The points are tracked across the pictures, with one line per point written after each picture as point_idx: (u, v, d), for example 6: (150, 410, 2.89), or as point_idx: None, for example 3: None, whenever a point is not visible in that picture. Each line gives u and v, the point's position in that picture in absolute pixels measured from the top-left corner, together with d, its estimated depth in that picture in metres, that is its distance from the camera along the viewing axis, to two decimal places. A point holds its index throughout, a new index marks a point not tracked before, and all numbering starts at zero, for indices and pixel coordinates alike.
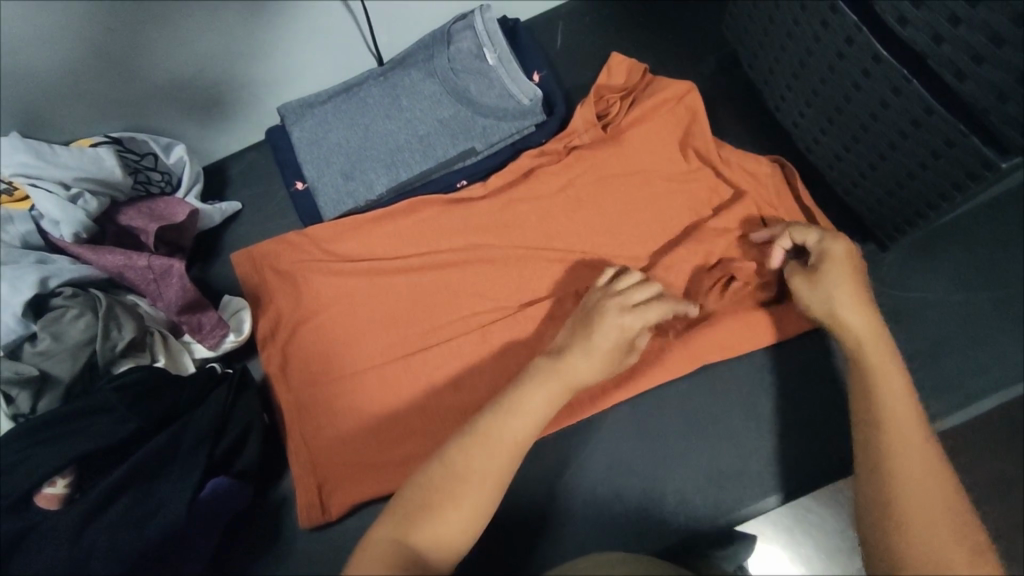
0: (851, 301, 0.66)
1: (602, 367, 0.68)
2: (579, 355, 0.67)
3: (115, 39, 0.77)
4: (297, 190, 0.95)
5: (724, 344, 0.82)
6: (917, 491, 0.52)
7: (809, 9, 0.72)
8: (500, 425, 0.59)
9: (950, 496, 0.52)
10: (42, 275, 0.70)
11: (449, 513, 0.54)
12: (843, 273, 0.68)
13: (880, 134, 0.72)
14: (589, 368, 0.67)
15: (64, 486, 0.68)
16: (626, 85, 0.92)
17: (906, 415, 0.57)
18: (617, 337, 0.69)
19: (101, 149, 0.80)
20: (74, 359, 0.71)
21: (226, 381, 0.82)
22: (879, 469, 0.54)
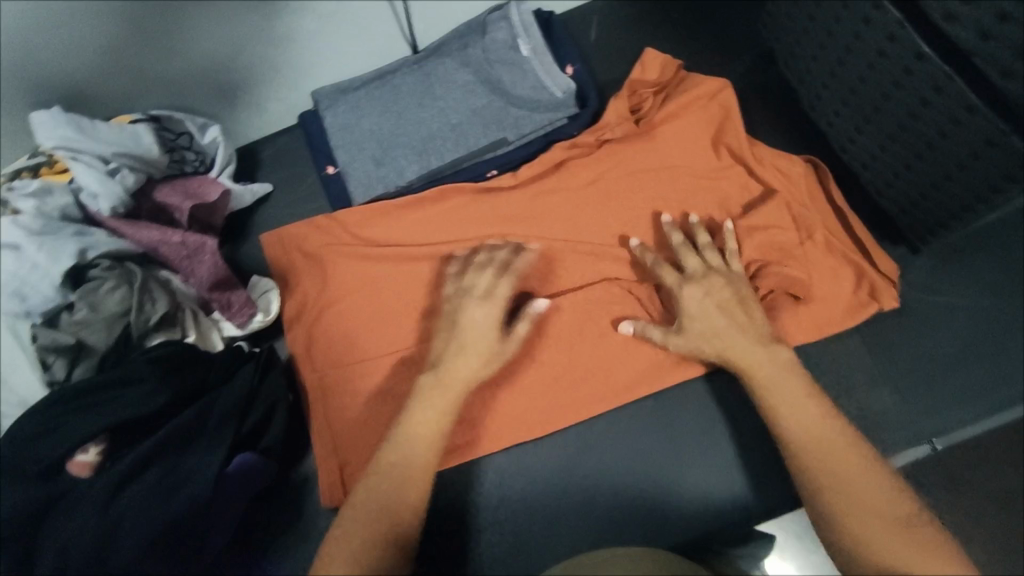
0: (723, 331, 0.73)
1: (484, 365, 0.73)
2: (453, 361, 0.72)
3: (153, 13, 0.78)
4: (327, 174, 0.95)
5: None
6: (841, 469, 0.61)
7: (851, 6, 0.72)
8: (393, 449, 0.67)
9: (867, 475, 0.60)
10: (81, 246, 0.72)
11: (394, 523, 0.63)
12: (710, 316, 0.74)
13: (918, 133, 0.72)
14: (463, 364, 0.72)
15: (95, 454, 0.70)
16: (659, 81, 0.92)
17: (809, 408, 0.66)
18: (482, 333, 0.74)
19: (139, 126, 0.82)
20: (109, 330, 0.72)
21: (254, 359, 0.83)
22: (813, 480, 0.61)
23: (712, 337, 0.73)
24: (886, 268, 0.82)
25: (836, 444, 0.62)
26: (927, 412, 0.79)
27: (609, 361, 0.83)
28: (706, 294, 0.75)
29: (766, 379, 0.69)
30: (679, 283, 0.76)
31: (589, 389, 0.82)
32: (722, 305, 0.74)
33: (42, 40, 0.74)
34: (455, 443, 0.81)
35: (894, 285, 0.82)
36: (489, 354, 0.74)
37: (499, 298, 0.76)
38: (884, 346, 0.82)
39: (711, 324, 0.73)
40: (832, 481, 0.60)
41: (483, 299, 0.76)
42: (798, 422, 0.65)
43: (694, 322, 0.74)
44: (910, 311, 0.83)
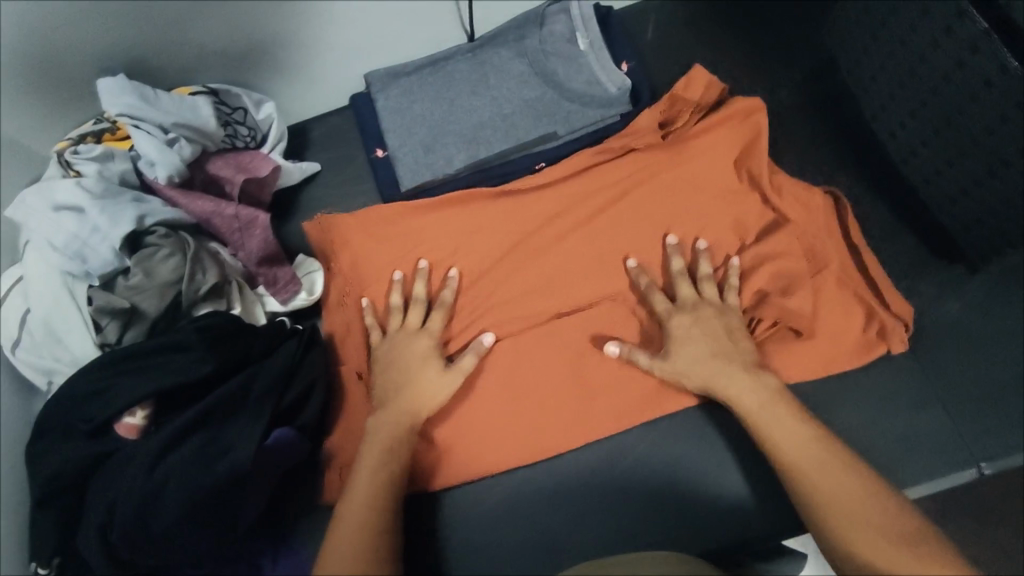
0: (709, 355, 0.74)
1: (429, 396, 0.76)
2: (397, 392, 0.76)
3: None
4: (377, 157, 0.96)
5: None
6: (833, 489, 0.61)
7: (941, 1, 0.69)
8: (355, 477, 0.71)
9: (861, 492, 0.61)
10: (139, 213, 0.73)
11: (364, 540, 0.64)
12: (695, 345, 0.75)
13: (990, 151, 0.70)
14: (406, 395, 0.76)
15: (141, 418, 0.71)
16: (700, 100, 0.88)
17: (795, 429, 0.67)
18: (421, 364, 0.78)
19: (199, 99, 0.84)
20: (161, 297, 0.73)
21: (296, 336, 0.84)
22: (807, 503, 0.62)
23: (698, 363, 0.74)
24: (900, 312, 0.78)
25: (825, 464, 0.63)
26: (982, 435, 0.74)
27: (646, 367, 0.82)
28: (695, 323, 0.76)
29: (749, 403, 0.70)
30: (668, 312, 0.77)
31: (627, 394, 0.81)
32: (709, 331, 0.75)
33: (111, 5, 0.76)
34: (486, 433, 0.81)
35: (908, 330, 0.78)
36: (432, 385, 0.77)
37: (435, 327, 0.81)
38: (936, 369, 0.77)
39: (697, 349, 0.75)
40: (824, 503, 0.61)
41: (416, 332, 0.81)
42: (790, 444, 0.65)
43: (681, 352, 0.75)
44: (964, 332, 0.78)
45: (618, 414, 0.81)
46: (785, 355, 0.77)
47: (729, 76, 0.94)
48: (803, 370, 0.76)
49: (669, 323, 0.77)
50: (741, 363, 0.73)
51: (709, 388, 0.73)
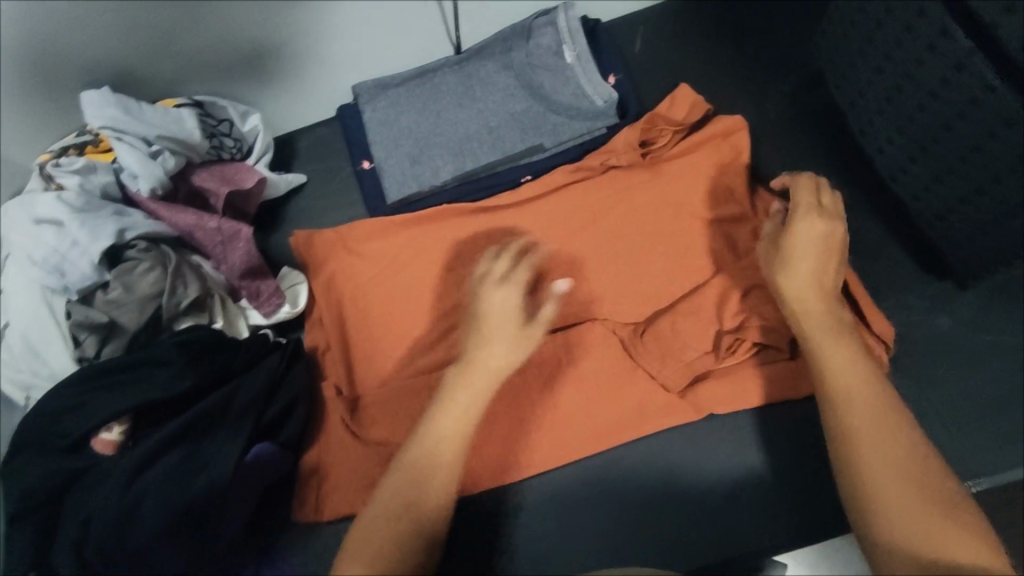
0: (811, 276, 0.69)
1: (511, 350, 0.69)
2: (486, 346, 0.70)
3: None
4: (363, 169, 0.95)
5: (728, 400, 0.79)
6: (882, 437, 0.56)
7: (926, 17, 0.67)
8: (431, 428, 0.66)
9: (912, 452, 0.55)
10: (119, 227, 0.73)
11: (426, 508, 0.62)
12: (814, 259, 0.70)
13: (978, 168, 0.69)
14: (493, 352, 0.69)
15: (118, 434, 0.70)
16: (682, 120, 0.89)
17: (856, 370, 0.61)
18: (502, 321, 0.71)
19: (184, 111, 0.84)
20: (141, 311, 0.72)
21: (279, 350, 0.83)
22: (850, 443, 0.56)
23: (807, 278, 0.69)
24: (882, 332, 0.75)
25: (882, 413, 0.58)
26: (973, 452, 0.73)
27: (629, 383, 0.81)
28: (827, 232, 0.72)
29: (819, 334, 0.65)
30: (802, 212, 0.73)
31: (612, 410, 0.80)
32: (827, 247, 0.71)
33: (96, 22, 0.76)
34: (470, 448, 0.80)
35: (888, 350, 0.76)
36: (508, 346, 0.70)
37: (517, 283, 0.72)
38: (926, 386, 0.76)
39: (802, 262, 0.70)
40: (869, 449, 0.55)
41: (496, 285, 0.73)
42: (846, 392, 0.60)
43: (801, 263, 0.70)
44: (949, 348, 0.78)
45: (601, 426, 0.80)
46: (757, 377, 0.79)
47: (718, 88, 0.94)
48: (778, 392, 0.79)
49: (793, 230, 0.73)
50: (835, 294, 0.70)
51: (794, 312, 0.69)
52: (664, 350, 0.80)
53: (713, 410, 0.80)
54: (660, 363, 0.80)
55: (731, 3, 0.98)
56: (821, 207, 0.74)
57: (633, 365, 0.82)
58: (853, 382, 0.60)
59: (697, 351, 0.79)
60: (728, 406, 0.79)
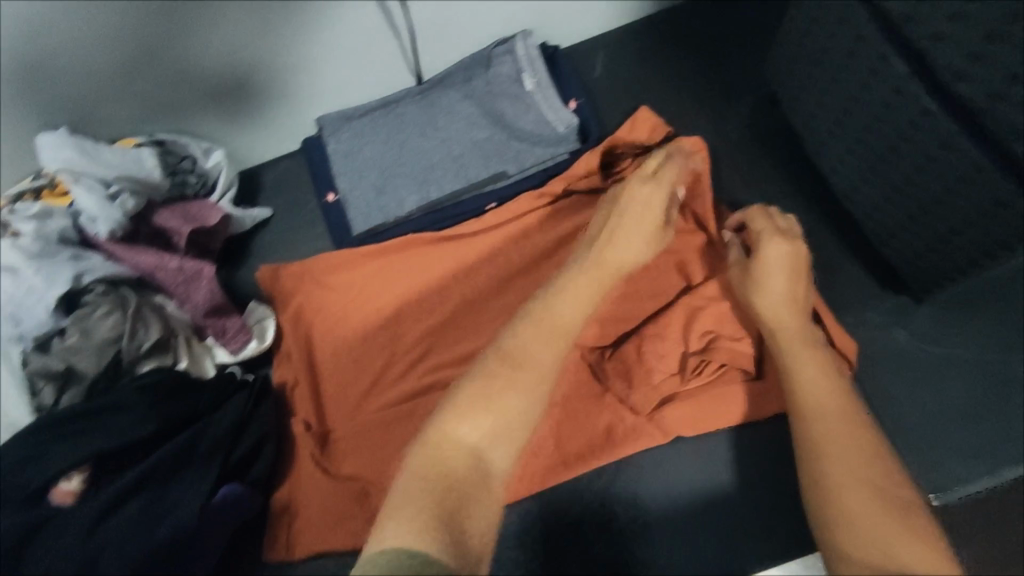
0: (784, 294, 0.70)
1: (644, 246, 0.74)
2: (622, 237, 0.73)
3: (161, 41, 0.79)
4: (328, 202, 0.95)
5: (697, 422, 0.79)
6: (846, 449, 0.55)
7: (866, 43, 0.68)
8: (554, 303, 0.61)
9: (877, 466, 0.54)
10: (76, 271, 0.73)
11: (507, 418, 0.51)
12: (785, 280, 0.71)
13: (922, 190, 0.69)
14: (634, 242, 0.73)
15: (78, 483, 0.69)
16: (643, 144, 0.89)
17: (825, 386, 0.62)
18: (645, 210, 0.76)
19: (143, 151, 0.84)
20: (99, 355, 0.72)
21: (247, 388, 0.81)
22: (815, 452, 0.56)
23: (780, 297, 0.70)
24: (846, 348, 0.76)
25: (847, 427, 0.57)
26: (933, 465, 0.74)
27: (598, 408, 0.82)
28: (792, 255, 0.72)
29: (795, 352, 0.66)
30: (766, 234, 0.73)
31: (583, 435, 0.81)
32: (793, 269, 0.72)
33: (63, 68, 0.77)
34: None
35: (851, 366, 0.77)
36: (649, 238, 0.75)
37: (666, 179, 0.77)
38: (884, 399, 0.78)
39: (773, 281, 0.71)
40: (832, 459, 0.55)
41: (649, 178, 0.78)
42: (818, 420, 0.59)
43: (771, 286, 0.70)
44: (906, 362, 0.79)
45: (573, 451, 0.80)
46: (722, 399, 0.79)
47: (678, 110, 0.96)
48: (742, 412, 0.79)
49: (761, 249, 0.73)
50: (807, 314, 0.70)
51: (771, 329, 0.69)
52: (631, 373, 0.80)
53: (678, 433, 0.80)
54: (630, 385, 0.80)
55: (689, 26, 1.00)
56: (781, 229, 0.74)
57: (601, 392, 0.83)
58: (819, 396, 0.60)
59: (663, 374, 0.79)
60: (690, 428, 0.79)
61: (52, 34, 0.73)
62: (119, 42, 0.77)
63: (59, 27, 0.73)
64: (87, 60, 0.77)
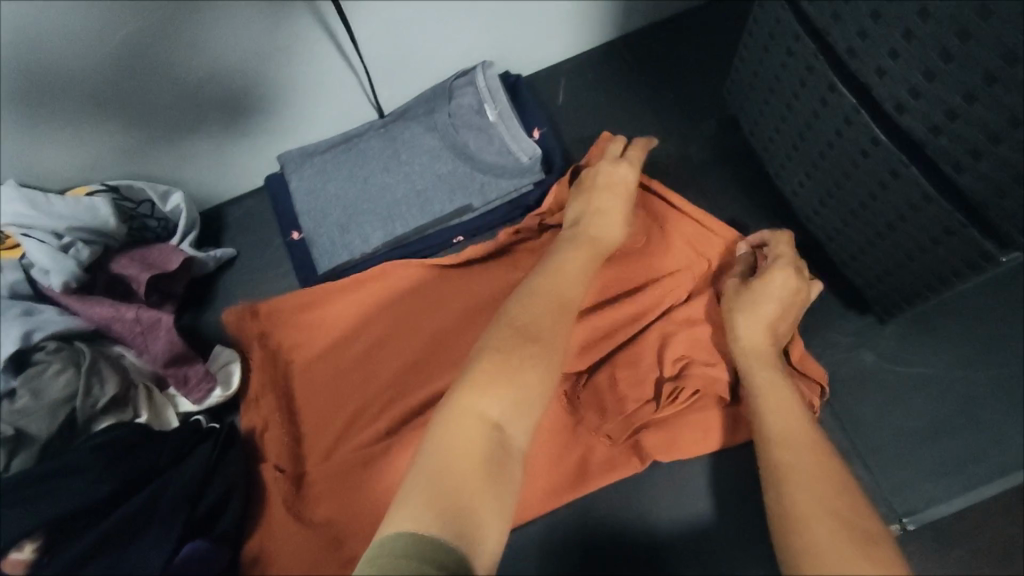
0: (767, 317, 0.73)
1: (619, 226, 0.80)
2: (594, 219, 0.79)
3: (127, 84, 0.78)
4: (293, 241, 0.94)
5: (676, 449, 0.77)
6: (806, 474, 0.58)
7: (814, 73, 0.68)
8: (541, 283, 0.71)
9: (837, 491, 0.56)
10: (26, 329, 0.71)
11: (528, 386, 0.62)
12: (775, 305, 0.74)
13: (878, 215, 0.70)
14: (608, 223, 0.79)
15: (31, 552, 0.65)
16: None
17: (790, 414, 0.65)
18: (615, 195, 0.81)
19: (97, 198, 0.80)
20: (51, 416, 0.69)
21: (212, 437, 0.79)
22: (778, 474, 0.59)
23: (763, 319, 0.73)
24: (817, 375, 0.75)
25: (809, 453, 0.60)
26: (906, 487, 0.74)
27: (576, 438, 0.80)
28: (792, 285, 0.75)
29: (762, 381, 0.69)
30: (781, 262, 0.76)
31: (563, 472, 0.78)
32: (790, 298, 0.75)
33: (34, 119, 0.75)
34: None
35: (824, 393, 0.76)
36: (619, 219, 0.80)
37: (636, 163, 0.84)
38: (855, 422, 0.77)
39: (763, 302, 0.74)
40: (793, 481, 0.57)
41: (616, 163, 0.83)
42: (796, 468, 0.58)
43: (762, 309, 0.73)
44: (876, 383, 0.79)
45: (552, 483, 0.78)
46: (701, 425, 0.77)
47: (642, 135, 0.96)
48: (720, 439, 0.77)
49: (773, 276, 0.75)
50: (778, 344, 0.73)
51: (744, 353, 0.72)
52: (603, 403, 0.79)
53: (656, 459, 0.77)
54: (604, 415, 0.79)
55: (649, 52, 1.00)
56: (793, 258, 0.78)
57: (576, 420, 0.81)
58: (783, 423, 0.63)
59: (637, 402, 0.78)
60: (668, 455, 0.77)
61: (35, 88, 0.73)
62: (85, 89, 0.76)
63: (32, 83, 0.72)
64: (52, 108, 0.75)
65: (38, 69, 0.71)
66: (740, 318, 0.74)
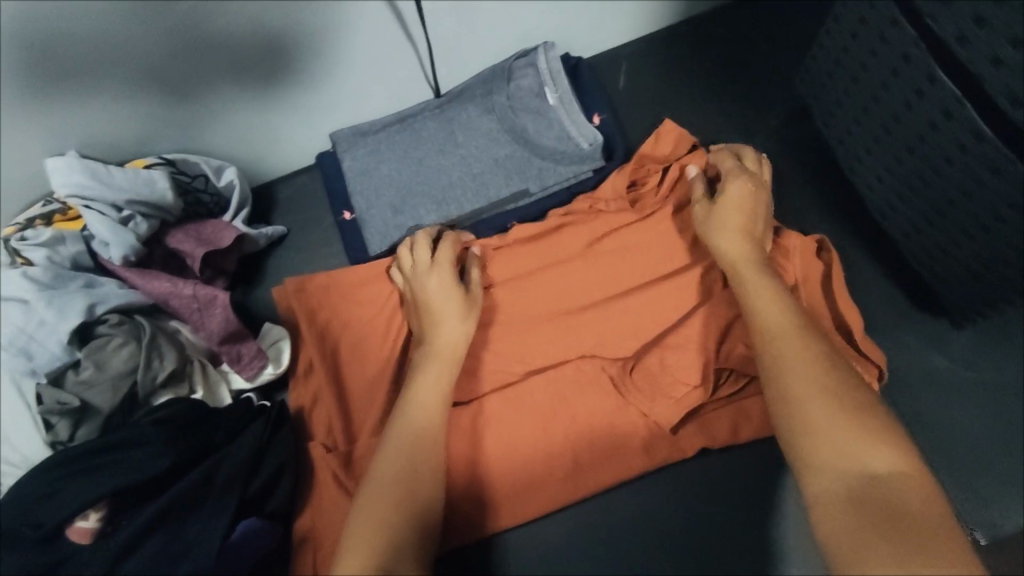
0: (735, 223, 0.73)
1: (463, 321, 0.75)
2: (434, 329, 0.74)
3: (174, 64, 0.77)
4: (344, 220, 0.93)
5: (728, 434, 0.76)
6: (793, 362, 0.59)
7: (912, 62, 0.66)
8: (410, 408, 0.68)
9: (827, 369, 0.58)
10: (90, 302, 0.72)
11: (422, 496, 0.62)
12: (739, 210, 0.74)
13: (968, 215, 0.66)
14: (445, 324, 0.74)
15: (95, 521, 0.66)
16: (670, 156, 0.87)
17: (774, 304, 0.65)
18: (446, 295, 0.76)
19: (155, 171, 0.79)
20: (114, 390, 0.70)
21: (263, 416, 0.78)
22: (769, 368, 0.60)
23: (732, 226, 0.73)
24: (877, 360, 0.72)
25: (796, 341, 0.60)
26: (974, 498, 0.72)
27: (622, 420, 0.77)
28: (753, 192, 0.75)
29: (746, 276, 0.68)
30: (733, 173, 0.76)
31: (615, 463, 0.76)
32: (754, 206, 0.75)
33: (83, 98, 0.75)
34: (469, 505, 0.75)
35: (885, 377, 0.73)
36: (456, 316, 0.75)
37: (444, 263, 0.78)
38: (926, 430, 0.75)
39: (724, 212, 0.74)
40: (785, 372, 0.58)
41: (428, 270, 0.78)
42: (789, 363, 0.59)
43: (725, 220, 0.73)
44: (948, 390, 0.76)
45: (603, 466, 0.76)
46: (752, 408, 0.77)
47: (704, 123, 0.92)
48: (767, 425, 0.76)
49: (722, 190, 0.76)
50: (757, 242, 0.72)
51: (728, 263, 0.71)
52: (654, 386, 0.76)
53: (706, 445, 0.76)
54: (652, 398, 0.76)
55: (715, 37, 0.96)
56: (749, 171, 0.78)
57: (623, 402, 0.77)
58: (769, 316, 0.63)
59: (687, 386, 0.75)
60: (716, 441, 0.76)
61: (68, 55, 0.70)
62: (127, 68, 0.74)
63: (81, 57, 0.71)
64: (99, 85, 0.74)
65: (86, 47, 0.70)
66: (713, 232, 0.74)
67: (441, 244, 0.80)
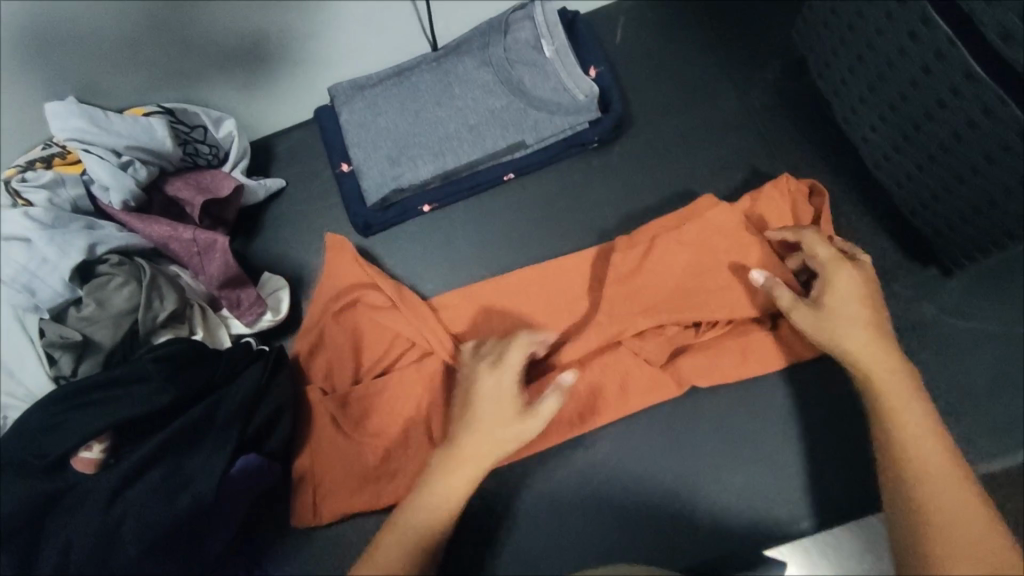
0: (858, 319, 0.66)
1: (503, 438, 0.65)
2: (469, 432, 0.65)
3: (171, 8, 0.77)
4: (341, 172, 0.94)
5: (720, 373, 0.77)
6: (934, 473, 0.57)
7: (906, 6, 0.66)
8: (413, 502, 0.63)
9: (967, 491, 0.56)
10: (91, 242, 0.73)
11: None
12: (855, 307, 0.66)
13: (961, 157, 0.67)
14: (483, 438, 0.64)
15: (99, 452, 0.68)
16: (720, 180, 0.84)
17: (914, 406, 0.62)
18: (495, 407, 0.66)
19: (155, 118, 0.80)
20: (116, 327, 0.72)
21: (262, 359, 0.79)
22: (904, 469, 0.59)
23: (857, 326, 0.66)
24: None
25: (935, 452, 0.59)
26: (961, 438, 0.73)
27: (614, 361, 0.78)
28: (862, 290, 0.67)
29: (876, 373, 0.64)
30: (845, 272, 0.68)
31: (606, 404, 0.77)
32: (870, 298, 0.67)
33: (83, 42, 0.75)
34: None
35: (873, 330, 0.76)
36: (507, 431, 0.65)
37: (511, 366, 0.68)
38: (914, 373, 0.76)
39: (839, 304, 0.67)
40: (926, 481, 0.57)
41: (491, 369, 0.68)
42: (930, 478, 0.57)
43: (841, 314, 0.66)
44: (937, 335, 0.77)
45: (598, 406, 0.77)
46: (741, 349, 0.77)
47: (701, 78, 0.93)
48: (759, 364, 0.77)
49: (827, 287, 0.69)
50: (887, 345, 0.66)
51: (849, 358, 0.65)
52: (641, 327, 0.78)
53: (695, 382, 0.77)
54: (641, 337, 0.78)
55: None
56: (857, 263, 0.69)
57: (615, 344, 0.79)
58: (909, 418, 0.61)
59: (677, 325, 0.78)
60: (708, 378, 0.77)
61: None
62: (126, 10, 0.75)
63: None
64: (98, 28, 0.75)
65: None
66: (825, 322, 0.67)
67: (514, 344, 0.70)
